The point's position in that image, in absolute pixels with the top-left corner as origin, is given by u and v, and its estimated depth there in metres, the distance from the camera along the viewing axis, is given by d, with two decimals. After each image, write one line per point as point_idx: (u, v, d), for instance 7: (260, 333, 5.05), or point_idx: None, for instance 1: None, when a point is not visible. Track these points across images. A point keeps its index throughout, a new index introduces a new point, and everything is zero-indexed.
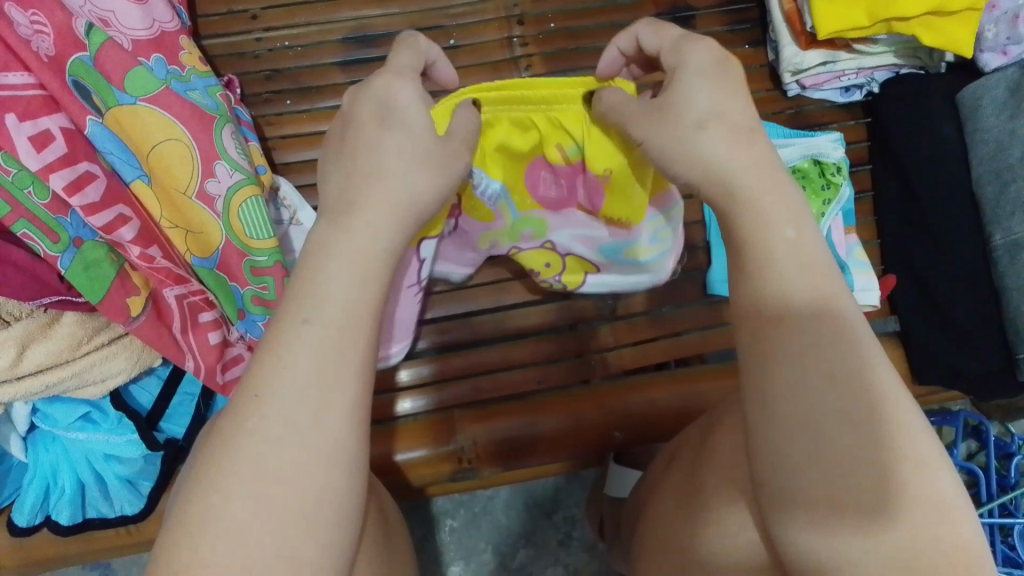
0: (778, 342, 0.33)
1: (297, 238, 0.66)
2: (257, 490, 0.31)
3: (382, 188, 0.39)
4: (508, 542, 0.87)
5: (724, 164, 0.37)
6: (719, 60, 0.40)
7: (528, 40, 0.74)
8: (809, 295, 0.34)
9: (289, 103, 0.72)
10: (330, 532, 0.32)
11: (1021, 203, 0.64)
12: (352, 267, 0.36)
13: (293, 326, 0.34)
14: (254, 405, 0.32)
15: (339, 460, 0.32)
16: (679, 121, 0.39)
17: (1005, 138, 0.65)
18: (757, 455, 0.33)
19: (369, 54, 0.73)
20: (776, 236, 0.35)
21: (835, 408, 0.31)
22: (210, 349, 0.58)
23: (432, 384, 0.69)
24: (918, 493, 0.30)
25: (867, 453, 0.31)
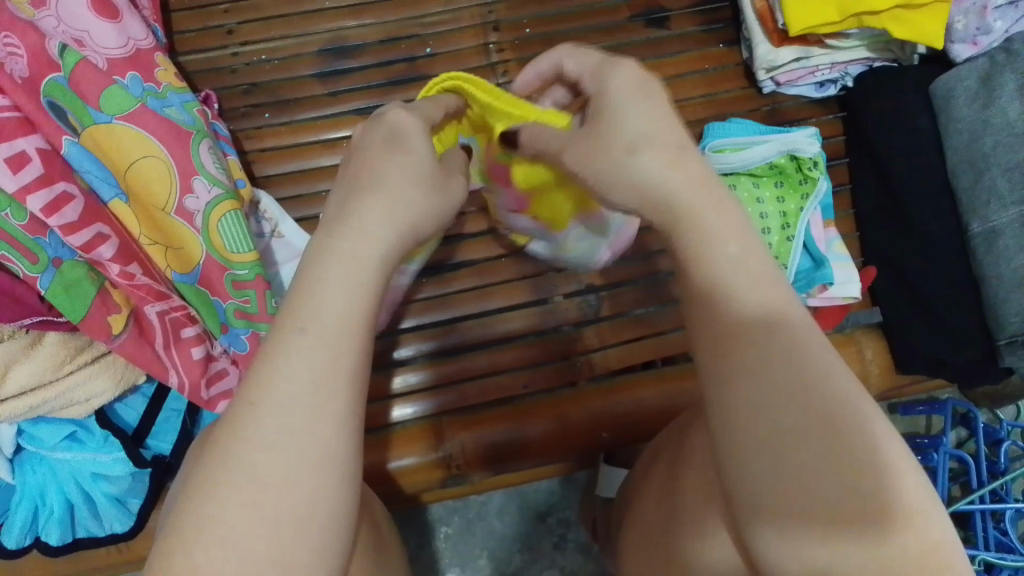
0: (737, 356, 0.34)
1: (280, 252, 0.66)
2: (238, 506, 0.31)
3: (378, 204, 0.38)
4: (503, 548, 0.87)
5: (659, 188, 0.37)
6: (642, 80, 0.41)
7: (504, 46, 0.75)
8: (761, 308, 0.34)
9: (268, 116, 0.72)
10: (317, 543, 0.32)
11: (996, 191, 0.64)
12: (351, 275, 0.35)
13: (290, 335, 0.34)
14: (249, 413, 0.32)
15: (329, 463, 0.32)
16: (614, 147, 0.39)
17: (977, 127, 0.66)
18: (726, 469, 0.34)
19: (346, 64, 0.73)
20: (712, 256, 0.36)
21: (793, 415, 0.32)
22: (193, 365, 0.57)
23: (422, 390, 0.69)
24: (885, 496, 0.30)
25: (833, 458, 0.31)
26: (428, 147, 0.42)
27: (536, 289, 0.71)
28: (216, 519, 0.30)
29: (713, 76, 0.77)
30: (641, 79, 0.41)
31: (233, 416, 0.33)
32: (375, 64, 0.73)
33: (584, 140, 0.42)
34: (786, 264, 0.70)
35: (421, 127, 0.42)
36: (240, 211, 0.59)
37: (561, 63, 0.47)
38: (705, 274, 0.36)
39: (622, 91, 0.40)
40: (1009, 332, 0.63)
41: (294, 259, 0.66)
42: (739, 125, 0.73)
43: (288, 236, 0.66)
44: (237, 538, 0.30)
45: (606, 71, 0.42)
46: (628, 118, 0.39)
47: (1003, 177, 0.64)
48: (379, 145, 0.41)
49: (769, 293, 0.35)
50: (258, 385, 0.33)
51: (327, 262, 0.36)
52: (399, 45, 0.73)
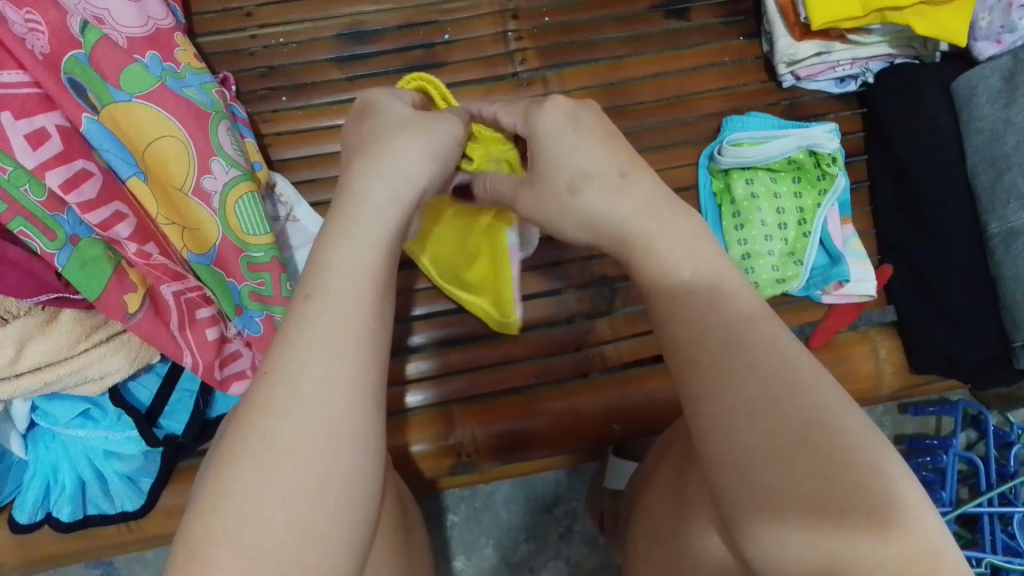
0: (717, 367, 0.34)
1: (295, 235, 0.66)
2: (246, 491, 0.30)
3: (362, 163, 0.40)
4: (508, 539, 0.88)
5: (607, 220, 0.39)
6: (570, 112, 0.41)
7: (522, 34, 0.75)
8: (750, 307, 0.35)
9: (285, 99, 0.72)
10: (325, 524, 0.31)
11: (1016, 191, 0.64)
12: (352, 238, 0.36)
13: (296, 302, 0.35)
14: (263, 382, 0.33)
15: (339, 437, 0.32)
16: (557, 185, 0.40)
17: (999, 126, 0.65)
18: (717, 482, 0.33)
19: (364, 50, 0.73)
20: (665, 280, 0.37)
21: (783, 412, 0.31)
22: (208, 346, 0.57)
23: (435, 378, 0.69)
24: (878, 490, 0.30)
25: (824, 451, 0.30)
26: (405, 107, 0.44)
27: (548, 280, 0.71)
28: (229, 507, 0.30)
29: (731, 69, 0.76)
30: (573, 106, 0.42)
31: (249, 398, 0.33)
32: (393, 50, 0.73)
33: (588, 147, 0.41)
34: (802, 261, 0.70)
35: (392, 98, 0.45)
36: (257, 193, 0.59)
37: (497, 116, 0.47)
38: (671, 293, 0.36)
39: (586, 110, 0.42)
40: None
41: (309, 243, 0.66)
42: (757, 119, 0.72)
43: (303, 220, 0.66)
44: (247, 520, 0.30)
45: (531, 111, 0.43)
46: (556, 148, 0.41)
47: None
48: (389, 128, 0.42)
49: (740, 301, 0.35)
50: (279, 355, 0.33)
51: (340, 235, 0.36)
52: (416, 32, 0.73)
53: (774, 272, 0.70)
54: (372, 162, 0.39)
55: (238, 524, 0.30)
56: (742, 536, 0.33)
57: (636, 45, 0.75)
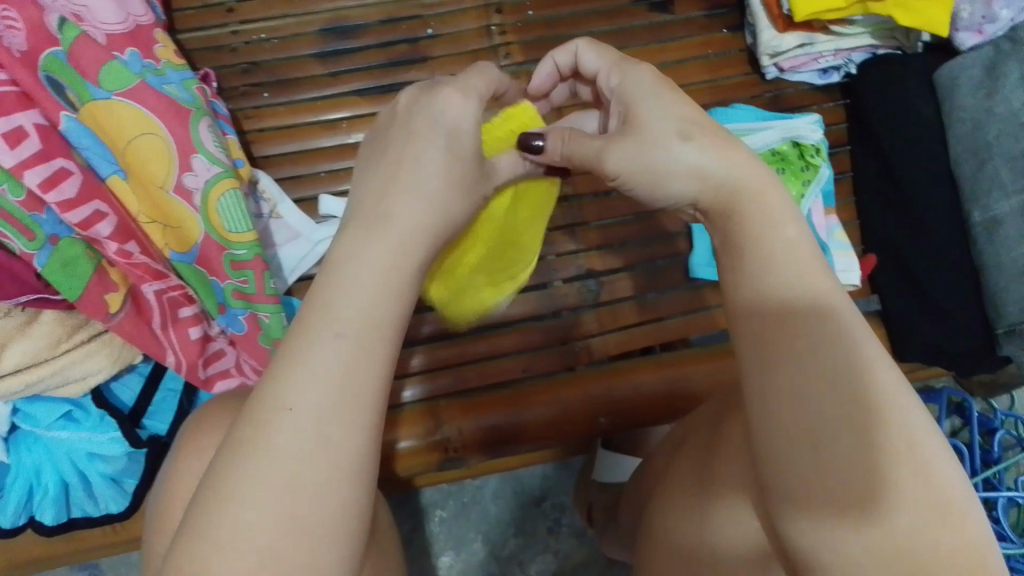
0: (774, 343, 0.34)
1: (279, 232, 0.66)
2: (248, 485, 0.30)
3: (411, 194, 0.39)
4: (498, 534, 0.88)
5: (720, 171, 0.40)
6: (657, 80, 0.45)
7: (506, 28, 0.74)
8: (808, 295, 0.35)
9: (267, 95, 0.71)
10: (325, 518, 0.31)
11: (998, 180, 0.65)
12: (384, 277, 0.36)
13: (323, 339, 0.33)
14: (285, 418, 0.31)
15: (347, 473, 0.32)
16: (659, 137, 0.42)
17: (981, 116, 0.66)
18: (763, 463, 0.34)
19: (347, 45, 0.72)
20: (775, 234, 0.37)
21: (837, 408, 0.32)
22: (190, 345, 0.57)
23: (434, 373, 0.68)
24: (930, 488, 0.32)
25: (867, 449, 0.32)
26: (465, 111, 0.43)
27: (536, 274, 0.71)
28: (229, 500, 0.30)
29: (715, 61, 0.76)
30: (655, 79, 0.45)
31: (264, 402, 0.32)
32: (376, 45, 0.72)
33: (619, 150, 0.42)
34: None
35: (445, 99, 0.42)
36: (240, 190, 0.57)
37: (578, 55, 0.50)
38: (772, 245, 0.36)
39: (643, 87, 0.44)
40: (1008, 320, 0.65)
41: (292, 240, 0.66)
42: (740, 110, 0.72)
43: (287, 216, 0.66)
44: (250, 515, 0.30)
45: (629, 70, 0.46)
46: (650, 109, 0.43)
47: (1006, 166, 0.65)
48: (416, 131, 0.41)
49: (814, 276, 0.35)
50: (296, 346, 0.33)
51: (375, 268, 0.36)
52: (399, 26, 0.73)
53: None
54: (394, 175, 0.40)
55: (244, 514, 0.30)
56: (778, 522, 0.35)
57: (620, 39, 0.75)
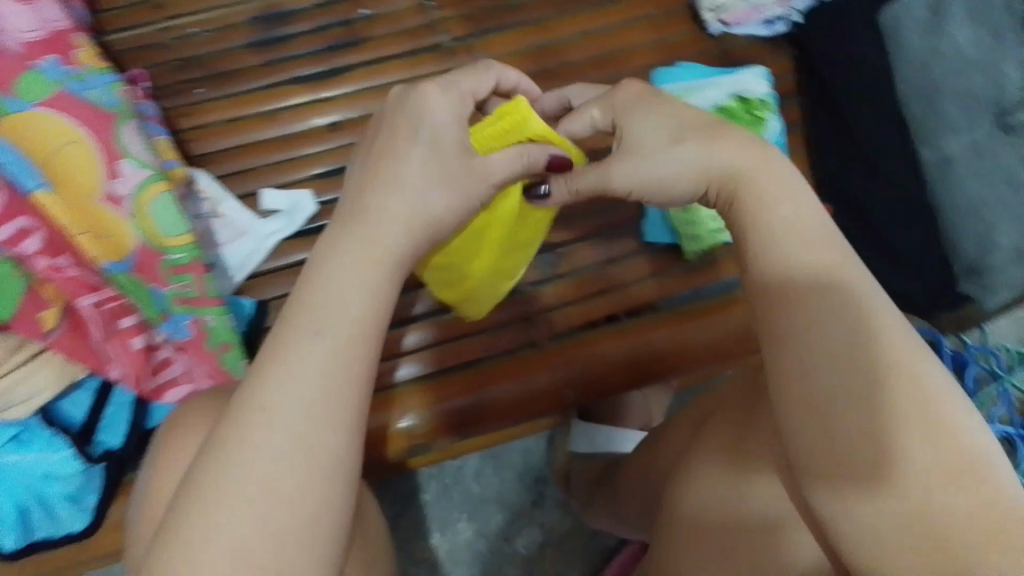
0: (786, 317, 0.36)
1: (222, 231, 0.64)
2: (227, 487, 0.30)
3: (396, 200, 0.38)
4: (481, 512, 0.87)
5: (719, 158, 0.40)
6: (642, 89, 0.45)
7: (443, 2, 0.72)
8: (812, 269, 0.36)
9: (201, 91, 0.68)
10: (310, 517, 0.30)
11: (948, 121, 0.64)
12: (365, 275, 0.35)
13: (300, 338, 0.32)
14: (261, 418, 0.31)
15: (330, 474, 0.31)
16: (654, 142, 0.42)
17: (928, 56, 0.65)
18: (785, 436, 0.36)
19: (280, 32, 0.70)
20: (771, 213, 0.38)
21: (843, 374, 0.34)
22: (134, 355, 0.58)
23: (425, 352, 0.68)
24: (950, 442, 0.33)
25: (876, 409, 0.34)
26: (443, 109, 0.42)
27: None
28: (209, 502, 0.29)
29: (661, 20, 0.73)
30: (642, 91, 0.45)
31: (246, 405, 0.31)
32: (311, 31, 0.70)
33: (620, 166, 0.42)
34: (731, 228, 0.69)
35: (416, 105, 0.41)
36: (172, 193, 0.55)
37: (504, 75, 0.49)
38: (772, 229, 0.38)
39: (628, 98, 0.45)
40: (966, 260, 0.65)
41: (237, 239, 0.64)
42: (686, 68, 0.71)
43: (229, 214, 0.64)
44: (232, 514, 0.29)
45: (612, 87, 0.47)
46: (639, 119, 0.43)
47: (954, 104, 0.64)
48: (399, 125, 0.40)
49: (821, 253, 0.37)
50: (273, 347, 0.33)
51: (353, 270, 0.35)
52: (333, 9, 0.71)
53: (713, 225, 0.69)
54: (369, 179, 0.39)
55: (223, 516, 0.29)
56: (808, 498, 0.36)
57: (561, 6, 0.73)
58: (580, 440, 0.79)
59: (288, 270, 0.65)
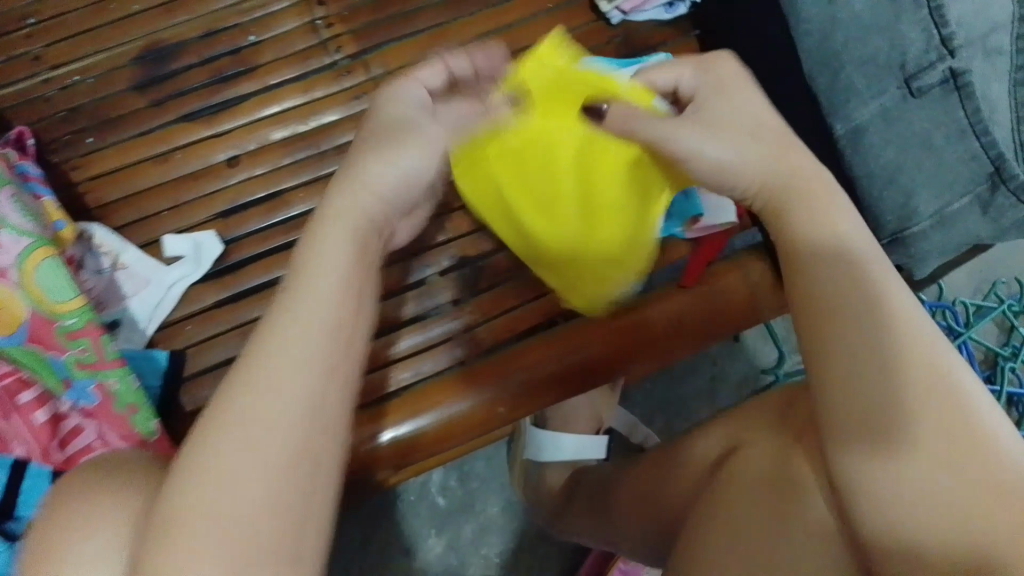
0: (834, 301, 0.41)
1: (127, 283, 0.63)
2: (227, 455, 0.33)
3: (363, 187, 0.42)
4: (450, 525, 0.86)
5: (768, 164, 0.45)
6: (736, 72, 0.48)
7: (333, 19, 0.69)
8: (843, 248, 0.43)
9: (92, 140, 0.66)
10: (306, 484, 0.34)
11: (853, 90, 0.63)
12: (344, 263, 0.39)
13: (283, 323, 0.37)
14: (252, 390, 0.35)
15: (320, 443, 0.35)
16: (736, 129, 0.45)
17: (828, 25, 0.62)
18: (821, 399, 0.42)
19: (167, 69, 0.68)
20: (836, 217, 0.44)
21: (875, 356, 0.40)
22: (39, 429, 0.54)
23: (377, 376, 0.65)
24: (962, 427, 0.39)
25: (900, 390, 0.40)
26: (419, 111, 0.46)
27: (407, 272, 0.67)
28: (210, 468, 0.33)
29: (560, 13, 0.71)
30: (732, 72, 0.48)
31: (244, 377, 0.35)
32: (199, 64, 0.68)
33: (685, 135, 0.45)
34: None
35: (397, 100, 0.46)
36: (58, 257, 0.54)
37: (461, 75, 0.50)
38: (825, 224, 0.44)
39: (704, 86, 0.48)
40: (888, 231, 0.64)
41: (143, 289, 0.63)
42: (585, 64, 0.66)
43: (133, 264, 0.63)
44: (232, 481, 0.33)
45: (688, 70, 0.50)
46: (715, 105, 0.47)
47: (859, 75, 0.62)
48: (379, 120, 0.45)
49: (859, 243, 0.43)
50: (271, 326, 0.37)
51: (330, 259, 0.39)
52: (219, 39, 0.68)
53: None
54: (352, 168, 0.42)
55: (226, 484, 0.33)
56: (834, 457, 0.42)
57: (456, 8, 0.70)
58: (572, 442, 0.77)
59: (200, 316, 0.63)
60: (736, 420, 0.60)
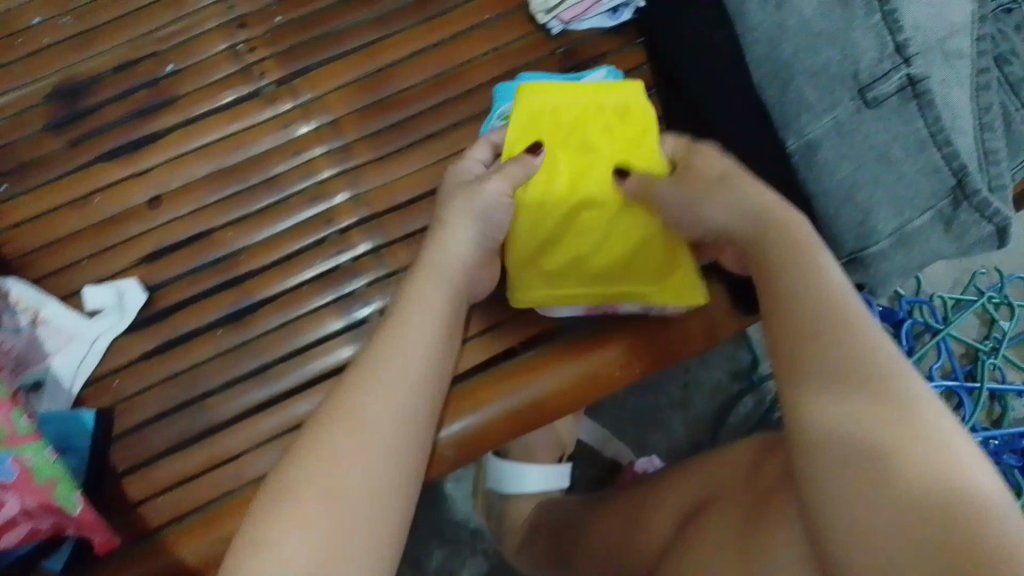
0: (816, 320, 0.42)
1: (49, 338, 0.60)
2: (310, 470, 0.41)
3: (438, 254, 0.53)
4: (416, 555, 0.81)
5: (748, 202, 0.49)
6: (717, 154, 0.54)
7: (255, 42, 0.64)
8: (816, 291, 0.44)
9: (5, 187, 0.62)
10: (371, 505, 0.40)
11: (805, 101, 0.58)
12: (426, 325, 0.49)
13: (368, 375, 0.45)
14: (334, 420, 0.43)
15: (387, 472, 0.42)
16: (713, 169, 0.52)
17: (773, 34, 0.58)
18: (801, 400, 0.41)
19: (82, 106, 0.63)
20: (817, 250, 0.46)
21: (856, 360, 0.40)
22: None
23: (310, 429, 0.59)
24: (940, 437, 0.36)
25: (881, 389, 0.38)
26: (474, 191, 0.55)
27: (343, 312, 0.61)
28: (297, 478, 0.40)
29: (497, 25, 0.66)
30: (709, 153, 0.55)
31: (335, 404, 0.44)
32: (116, 98, 0.64)
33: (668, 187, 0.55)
34: None
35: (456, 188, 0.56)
36: None
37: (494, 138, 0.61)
38: (802, 248, 0.46)
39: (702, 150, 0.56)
40: (847, 250, 0.60)
41: (65, 345, 0.60)
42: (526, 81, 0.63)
43: (54, 318, 0.60)
44: (307, 493, 0.39)
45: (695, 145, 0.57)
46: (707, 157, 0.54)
47: (810, 85, 0.58)
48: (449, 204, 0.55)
49: (835, 278, 0.44)
50: (365, 374, 0.45)
51: (409, 321, 0.49)
52: (136, 70, 0.64)
53: None
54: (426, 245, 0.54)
55: (305, 498, 0.39)
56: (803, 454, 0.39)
57: (386, 25, 0.65)
58: (536, 474, 0.73)
59: (129, 368, 0.60)
60: (697, 474, 0.58)
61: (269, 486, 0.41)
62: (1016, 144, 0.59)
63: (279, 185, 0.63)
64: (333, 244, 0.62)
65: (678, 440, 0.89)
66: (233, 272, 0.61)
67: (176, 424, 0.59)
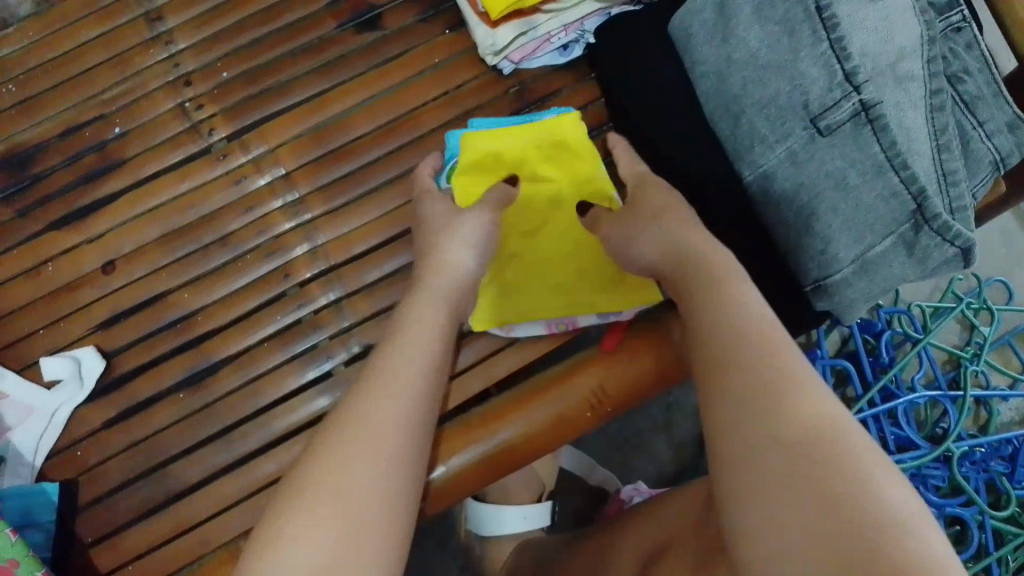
0: (732, 344, 0.42)
1: (7, 411, 0.60)
2: (317, 493, 0.39)
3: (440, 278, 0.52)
4: None
5: (677, 241, 0.51)
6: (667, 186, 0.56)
7: (201, 99, 0.64)
8: (736, 318, 0.43)
9: None
10: (375, 531, 0.39)
11: (757, 133, 0.58)
12: (420, 344, 0.48)
13: (374, 393, 0.44)
14: (338, 439, 0.42)
15: (390, 497, 0.40)
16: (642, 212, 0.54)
17: (722, 66, 0.59)
18: (720, 424, 0.39)
19: (30, 175, 0.63)
20: (740, 283, 0.46)
21: (770, 378, 0.39)
22: None
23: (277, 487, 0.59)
24: (854, 442, 0.35)
25: (794, 404, 0.38)
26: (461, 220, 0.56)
27: (305, 367, 0.61)
28: (303, 501, 0.39)
29: (445, 68, 0.65)
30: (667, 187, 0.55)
31: (340, 423, 0.43)
32: (64, 163, 0.63)
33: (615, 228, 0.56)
34: None
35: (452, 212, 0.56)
36: None
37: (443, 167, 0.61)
38: (723, 284, 0.46)
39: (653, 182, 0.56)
40: (811, 277, 0.58)
41: (24, 417, 0.60)
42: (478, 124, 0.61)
43: (11, 390, 0.60)
44: (311, 517, 0.38)
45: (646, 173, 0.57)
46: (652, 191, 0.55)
47: (760, 117, 0.58)
48: (441, 229, 0.55)
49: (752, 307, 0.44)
50: (370, 392, 0.44)
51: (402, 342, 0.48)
52: (82, 134, 0.63)
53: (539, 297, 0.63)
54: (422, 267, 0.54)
55: (307, 523, 0.38)
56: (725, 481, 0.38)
57: (333, 75, 0.64)
58: (512, 517, 0.73)
59: (89, 439, 0.60)
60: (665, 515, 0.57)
61: (273, 510, 0.40)
62: (975, 163, 0.57)
63: (234, 242, 0.62)
64: (291, 299, 0.62)
65: (664, 465, 0.88)
66: (191, 334, 0.61)
67: (142, 490, 0.59)
